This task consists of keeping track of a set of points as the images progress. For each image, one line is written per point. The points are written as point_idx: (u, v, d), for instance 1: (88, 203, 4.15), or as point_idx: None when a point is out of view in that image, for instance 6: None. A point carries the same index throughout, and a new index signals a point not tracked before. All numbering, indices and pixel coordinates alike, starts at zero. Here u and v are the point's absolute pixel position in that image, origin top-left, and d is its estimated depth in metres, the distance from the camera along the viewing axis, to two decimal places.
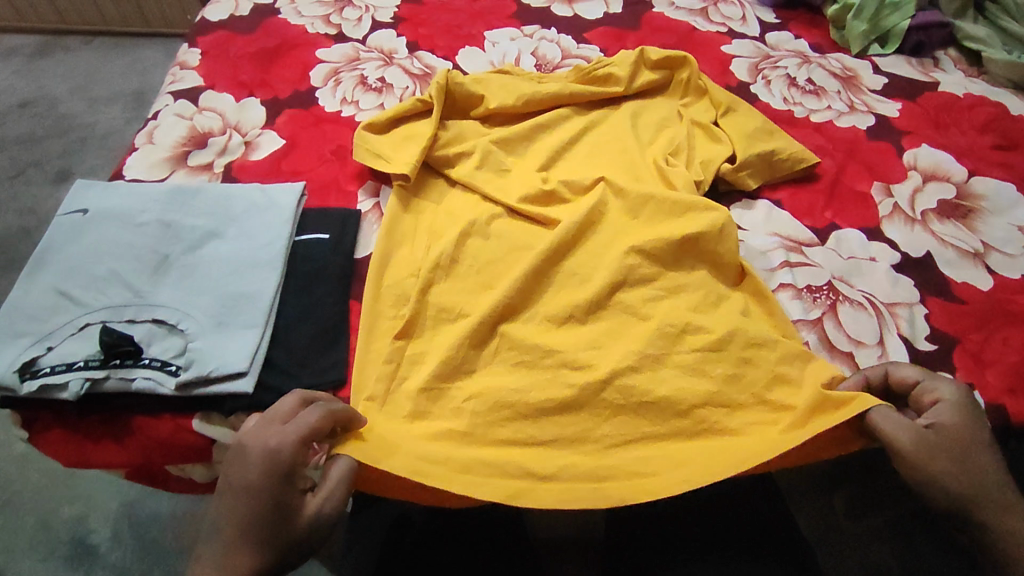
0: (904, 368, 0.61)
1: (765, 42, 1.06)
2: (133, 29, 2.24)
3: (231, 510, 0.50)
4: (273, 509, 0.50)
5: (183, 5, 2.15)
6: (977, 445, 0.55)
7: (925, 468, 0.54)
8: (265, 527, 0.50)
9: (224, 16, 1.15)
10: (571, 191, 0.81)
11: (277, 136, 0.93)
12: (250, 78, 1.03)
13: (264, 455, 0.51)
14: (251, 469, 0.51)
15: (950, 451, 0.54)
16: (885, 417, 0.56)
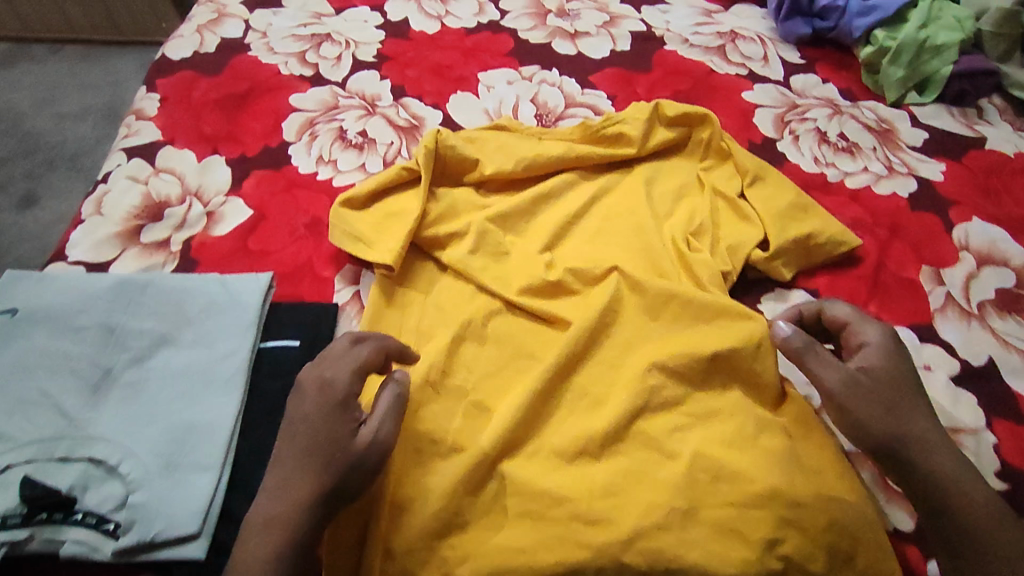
0: (839, 306, 0.62)
1: (790, 88, 0.96)
2: (104, 37, 2.10)
3: (292, 438, 0.52)
4: (329, 436, 0.52)
5: (157, 12, 2.00)
6: (906, 387, 0.56)
7: (857, 414, 0.56)
8: (327, 447, 0.52)
9: (188, 53, 1.03)
10: (580, 281, 0.70)
11: (245, 205, 0.82)
12: (215, 131, 0.92)
13: (321, 386, 0.54)
14: (309, 402, 0.54)
15: (882, 394, 0.56)
16: (813, 352, 0.58)
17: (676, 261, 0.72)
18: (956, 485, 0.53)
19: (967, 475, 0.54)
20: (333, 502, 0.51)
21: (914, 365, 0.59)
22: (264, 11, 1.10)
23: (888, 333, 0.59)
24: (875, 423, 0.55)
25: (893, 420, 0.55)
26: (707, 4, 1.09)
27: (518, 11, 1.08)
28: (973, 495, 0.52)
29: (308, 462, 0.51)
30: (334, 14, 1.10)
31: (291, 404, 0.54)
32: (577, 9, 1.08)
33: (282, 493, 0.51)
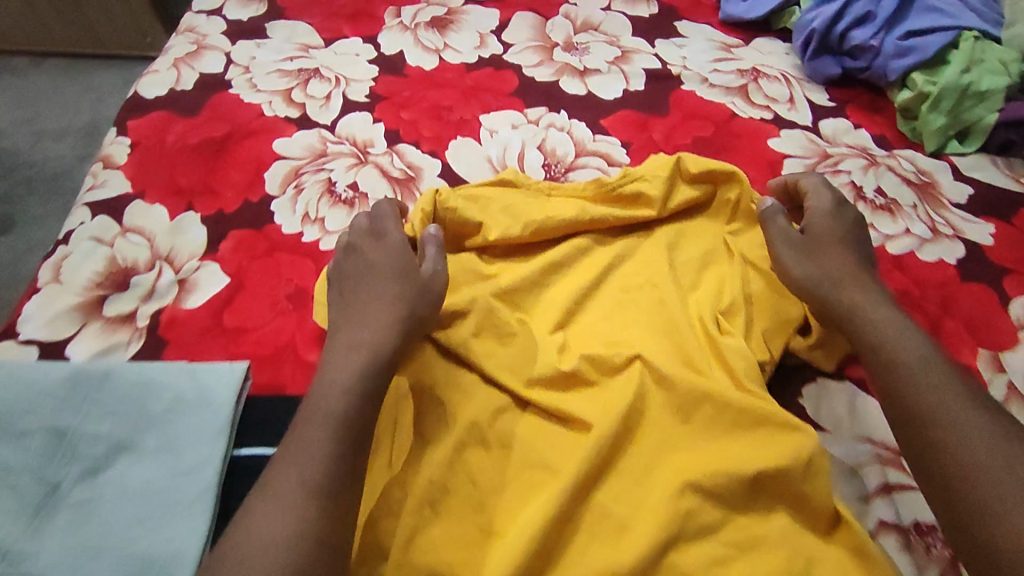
0: (809, 179, 0.73)
1: (820, 135, 0.88)
2: (85, 51, 1.96)
3: (366, 278, 0.65)
4: (402, 268, 0.65)
5: (141, 26, 1.87)
6: (839, 239, 0.67)
7: (802, 257, 0.66)
8: (399, 279, 0.64)
9: (162, 91, 0.94)
10: (597, 370, 0.63)
11: (222, 271, 0.74)
12: (191, 182, 0.83)
13: (378, 256, 0.67)
14: (372, 254, 0.67)
15: (819, 243, 0.67)
16: (775, 218, 0.68)
17: (706, 345, 0.63)
18: (882, 327, 0.59)
19: (896, 320, 0.60)
20: (408, 330, 0.61)
21: (856, 216, 0.70)
22: (248, 43, 1.01)
23: (836, 195, 0.71)
24: (798, 267, 0.65)
25: (819, 261, 0.65)
26: (725, 38, 1.01)
27: (522, 45, 1.00)
28: (900, 332, 0.58)
29: (386, 296, 0.63)
30: (323, 45, 1.01)
31: (358, 255, 0.67)
32: (586, 43, 1.01)
33: (372, 328, 0.60)
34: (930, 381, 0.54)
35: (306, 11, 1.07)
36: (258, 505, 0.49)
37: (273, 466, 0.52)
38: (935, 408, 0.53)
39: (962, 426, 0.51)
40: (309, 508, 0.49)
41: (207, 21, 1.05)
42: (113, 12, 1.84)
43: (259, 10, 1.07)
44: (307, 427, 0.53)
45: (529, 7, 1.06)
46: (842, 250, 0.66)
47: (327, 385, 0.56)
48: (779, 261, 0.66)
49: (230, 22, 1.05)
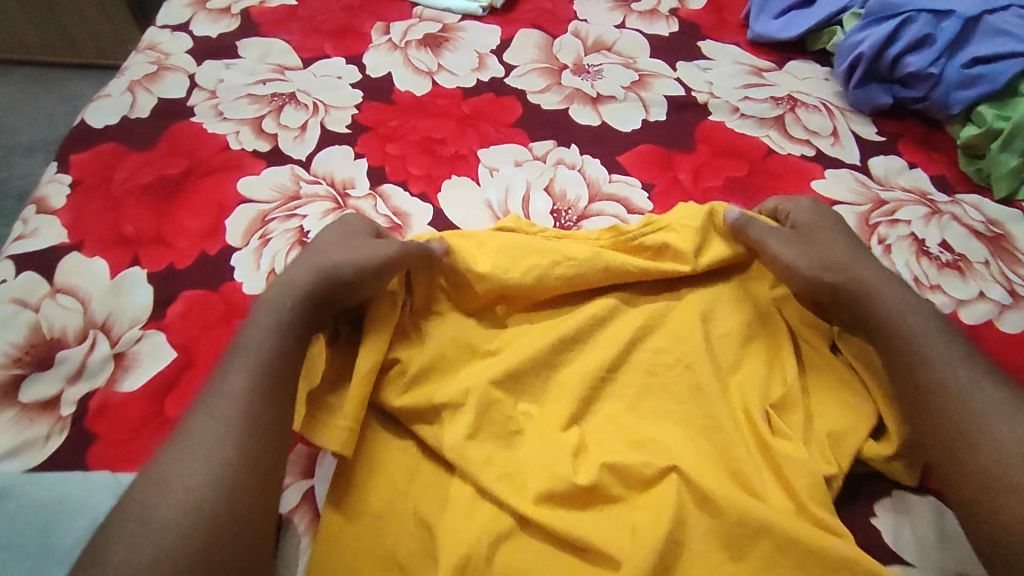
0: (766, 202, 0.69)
1: (872, 176, 0.76)
2: (61, 60, 1.63)
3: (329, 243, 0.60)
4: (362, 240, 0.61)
5: (116, 29, 1.57)
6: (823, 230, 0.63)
7: (800, 262, 0.60)
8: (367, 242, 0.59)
9: (114, 119, 0.82)
10: (621, 484, 0.52)
11: (169, 343, 0.63)
12: (139, 230, 0.71)
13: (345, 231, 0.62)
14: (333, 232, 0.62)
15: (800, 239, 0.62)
16: (753, 223, 0.62)
17: (759, 457, 0.53)
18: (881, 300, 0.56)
19: (892, 293, 0.57)
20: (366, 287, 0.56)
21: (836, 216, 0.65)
22: (215, 63, 0.89)
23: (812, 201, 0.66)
24: (799, 260, 0.60)
25: (810, 252, 0.61)
26: (756, 60, 0.89)
27: (526, 66, 0.89)
28: (900, 307, 0.55)
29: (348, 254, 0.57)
30: (301, 66, 0.89)
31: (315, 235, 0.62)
32: (598, 65, 0.89)
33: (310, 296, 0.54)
34: (932, 351, 0.52)
35: (283, 26, 0.94)
36: (175, 457, 0.44)
37: (193, 420, 0.47)
38: (936, 377, 0.51)
39: (964, 398, 0.49)
40: (230, 464, 0.45)
41: (171, 36, 0.93)
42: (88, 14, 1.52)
43: (230, 24, 0.95)
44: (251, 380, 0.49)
45: (534, 24, 0.94)
46: (835, 229, 0.63)
47: (253, 340, 0.51)
48: (779, 259, 0.60)
49: (197, 37, 0.93)
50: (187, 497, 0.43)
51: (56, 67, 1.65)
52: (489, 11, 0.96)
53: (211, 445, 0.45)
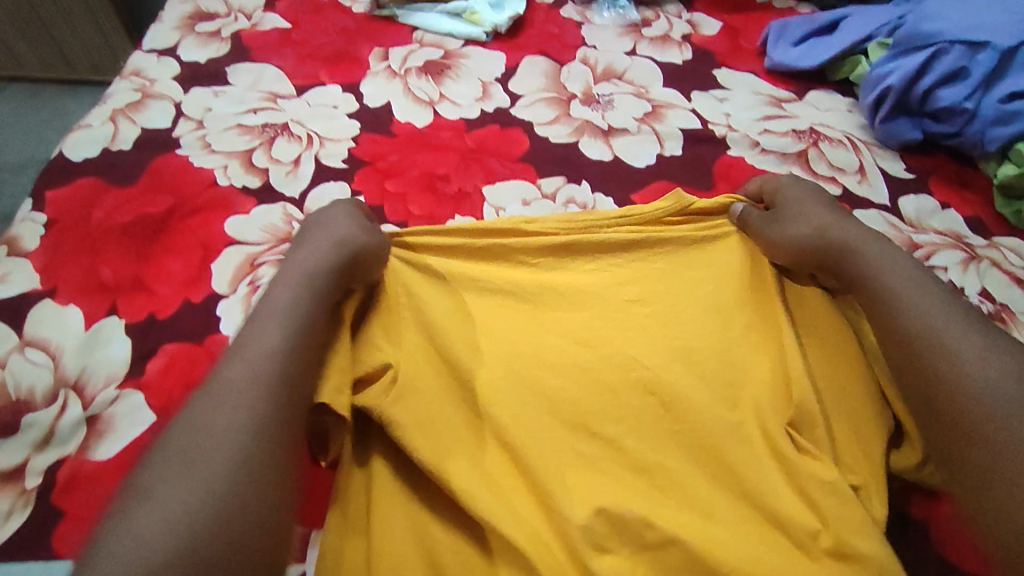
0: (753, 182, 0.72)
1: (903, 217, 0.72)
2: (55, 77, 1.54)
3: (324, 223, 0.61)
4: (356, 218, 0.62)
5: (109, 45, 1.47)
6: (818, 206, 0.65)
7: (802, 236, 0.62)
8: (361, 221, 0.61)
9: (94, 151, 0.76)
10: (643, 562, 0.49)
11: (149, 404, 0.57)
12: (117, 274, 0.65)
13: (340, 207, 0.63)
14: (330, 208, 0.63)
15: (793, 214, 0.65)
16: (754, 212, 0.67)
17: (791, 495, 0.52)
18: (872, 273, 0.58)
19: (881, 267, 0.58)
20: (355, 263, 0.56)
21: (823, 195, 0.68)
22: (203, 91, 0.84)
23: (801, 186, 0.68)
24: (795, 233, 0.63)
25: (809, 224, 0.63)
26: (774, 90, 0.85)
27: (533, 96, 0.84)
28: (886, 277, 0.57)
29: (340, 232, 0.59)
30: (295, 94, 0.84)
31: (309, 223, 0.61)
32: (609, 95, 0.84)
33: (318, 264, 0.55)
34: (922, 313, 0.53)
35: (276, 51, 0.89)
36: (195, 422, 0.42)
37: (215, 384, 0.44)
38: (927, 342, 0.51)
39: (949, 359, 0.50)
40: (260, 433, 0.43)
41: (157, 62, 0.88)
42: (77, 23, 1.42)
43: (220, 48, 0.90)
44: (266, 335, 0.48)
45: (541, 50, 0.90)
46: (826, 209, 0.65)
47: (273, 315, 0.49)
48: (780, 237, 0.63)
49: (184, 63, 0.88)
50: (213, 467, 0.40)
51: (51, 84, 1.56)
52: (493, 36, 0.92)
53: (237, 413, 0.43)
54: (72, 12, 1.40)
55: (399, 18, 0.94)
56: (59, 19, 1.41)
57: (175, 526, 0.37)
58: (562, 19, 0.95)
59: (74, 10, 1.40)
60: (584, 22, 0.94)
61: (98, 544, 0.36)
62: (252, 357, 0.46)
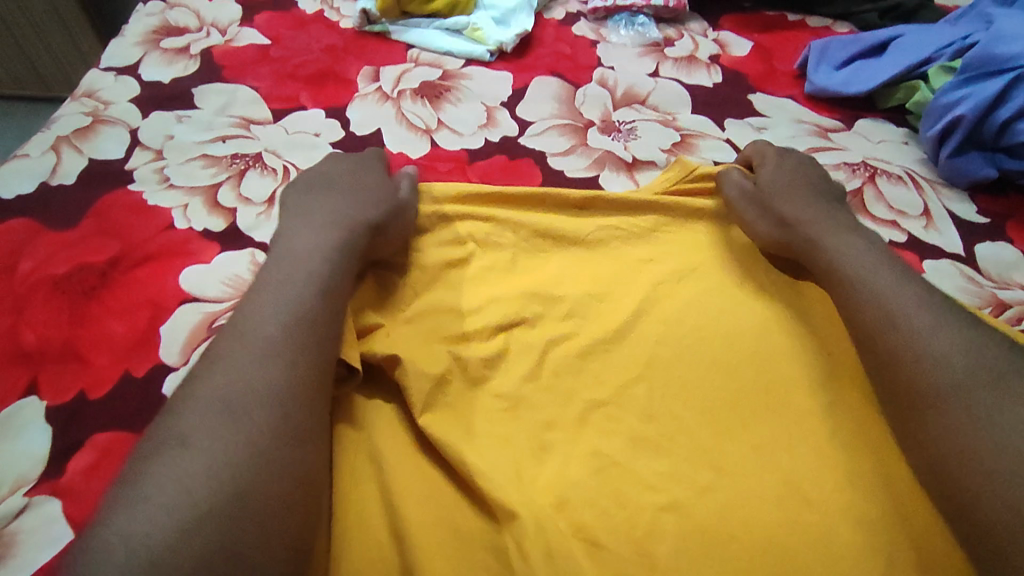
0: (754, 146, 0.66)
1: (982, 271, 0.61)
2: (29, 93, 1.33)
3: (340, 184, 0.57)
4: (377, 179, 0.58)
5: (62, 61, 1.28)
6: (801, 183, 0.60)
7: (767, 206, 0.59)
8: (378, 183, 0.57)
9: (29, 185, 0.64)
10: None
11: (66, 517, 0.45)
12: (42, 340, 0.53)
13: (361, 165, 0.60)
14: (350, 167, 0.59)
15: (776, 184, 0.60)
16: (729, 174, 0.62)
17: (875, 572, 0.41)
18: (828, 240, 0.55)
19: (837, 235, 0.55)
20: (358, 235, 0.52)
21: (817, 171, 0.63)
22: (165, 115, 0.73)
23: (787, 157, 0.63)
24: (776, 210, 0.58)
25: (788, 198, 0.59)
26: (819, 118, 0.75)
27: (545, 123, 0.73)
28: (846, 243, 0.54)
29: (359, 199, 0.55)
30: (271, 119, 0.73)
31: (307, 176, 0.58)
32: (631, 122, 0.74)
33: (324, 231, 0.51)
34: (881, 278, 0.50)
35: (251, 70, 0.79)
36: (212, 386, 0.40)
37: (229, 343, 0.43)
38: (886, 295, 0.49)
39: (909, 310, 0.47)
40: (281, 400, 0.40)
41: (114, 81, 0.76)
42: (51, 38, 1.23)
43: (187, 67, 0.79)
44: (267, 306, 0.44)
45: (552, 71, 0.80)
46: (802, 177, 0.61)
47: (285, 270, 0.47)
48: (762, 208, 0.59)
49: (146, 84, 0.76)
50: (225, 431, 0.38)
51: (22, 101, 1.34)
52: (497, 56, 0.82)
53: (253, 377, 0.41)
54: (42, 24, 1.20)
55: (391, 35, 0.84)
56: (29, 34, 1.21)
57: (193, 485, 0.36)
58: (575, 37, 0.85)
59: (45, 22, 1.20)
60: (600, 41, 0.84)
61: (86, 547, 0.34)
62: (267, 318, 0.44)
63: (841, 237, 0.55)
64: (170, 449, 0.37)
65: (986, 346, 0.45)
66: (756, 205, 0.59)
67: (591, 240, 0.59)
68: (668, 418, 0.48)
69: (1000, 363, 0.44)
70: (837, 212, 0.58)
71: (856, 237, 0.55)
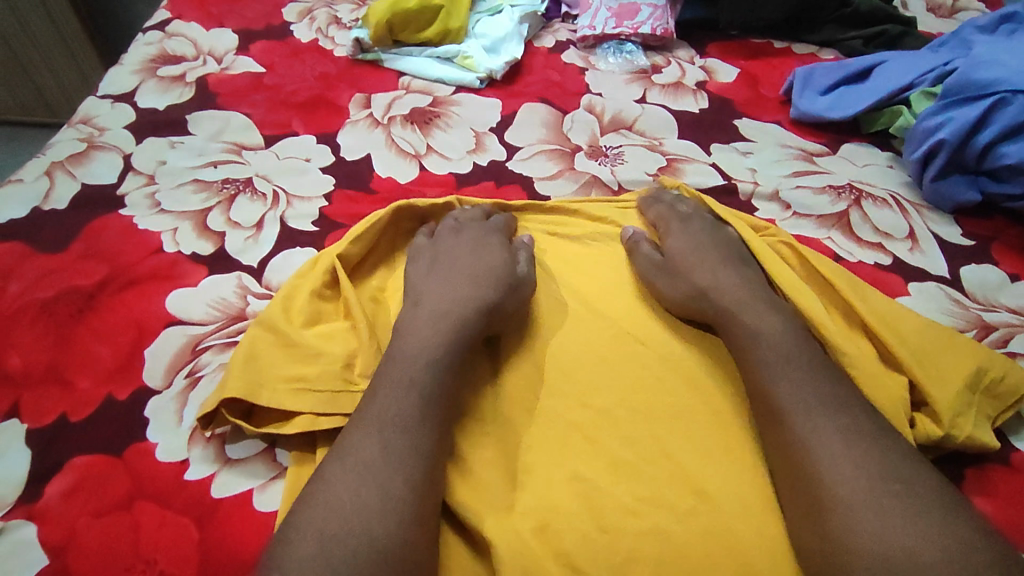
0: (654, 209, 0.64)
1: (967, 293, 0.61)
2: (33, 120, 1.34)
3: (456, 264, 0.55)
4: (492, 256, 0.55)
5: (64, 89, 1.29)
6: (707, 254, 0.56)
7: (677, 280, 0.55)
8: (492, 265, 0.54)
9: (22, 209, 0.65)
10: None
11: (40, 541, 0.44)
12: (27, 363, 0.53)
13: (479, 243, 0.57)
14: (462, 243, 0.57)
15: (682, 258, 0.56)
16: (638, 243, 0.60)
17: None
18: (720, 297, 0.53)
19: (741, 276, 0.53)
20: (444, 321, 0.49)
21: (728, 236, 0.59)
22: (159, 141, 0.74)
23: (679, 211, 0.62)
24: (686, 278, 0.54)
25: (697, 274, 0.54)
26: (804, 143, 0.76)
27: (533, 147, 0.74)
28: (761, 293, 0.52)
29: (469, 281, 0.53)
30: (263, 145, 0.74)
31: (438, 245, 0.58)
32: (618, 147, 0.75)
33: (432, 324, 0.49)
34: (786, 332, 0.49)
35: (245, 97, 0.80)
36: (362, 431, 0.43)
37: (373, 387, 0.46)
38: (797, 357, 0.47)
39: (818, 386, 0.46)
40: (383, 497, 0.40)
41: (111, 108, 0.78)
42: (57, 67, 1.25)
43: (183, 94, 0.80)
44: (363, 418, 0.44)
45: (541, 97, 0.81)
46: (686, 233, 0.59)
47: (436, 318, 0.49)
48: (669, 286, 0.55)
49: (141, 110, 0.78)
50: (390, 464, 0.41)
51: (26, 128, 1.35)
52: (487, 82, 0.83)
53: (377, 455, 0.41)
54: (49, 52, 1.23)
55: (384, 62, 0.85)
56: (36, 62, 1.24)
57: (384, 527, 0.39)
58: (564, 64, 0.86)
59: (54, 52, 1.23)
60: (588, 68, 0.86)
61: None
62: (403, 349, 0.47)
63: (737, 287, 0.52)
64: (310, 540, 0.38)
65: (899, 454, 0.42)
66: (672, 280, 0.55)
67: (573, 264, 0.60)
68: (650, 442, 0.47)
69: (906, 477, 0.41)
70: (728, 257, 0.56)
71: (751, 283, 0.53)
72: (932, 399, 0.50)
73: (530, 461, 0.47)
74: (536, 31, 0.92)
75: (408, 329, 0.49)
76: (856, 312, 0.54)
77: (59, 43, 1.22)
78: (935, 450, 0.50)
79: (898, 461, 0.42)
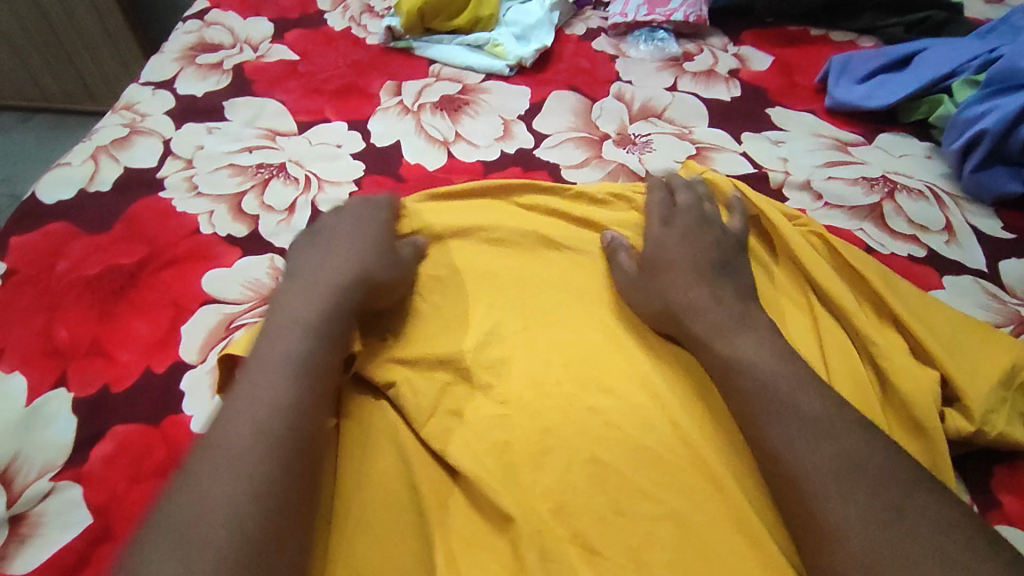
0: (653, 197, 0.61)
1: (1006, 288, 0.59)
2: (78, 107, 1.39)
3: (333, 247, 0.54)
4: (371, 241, 0.55)
5: (105, 74, 1.33)
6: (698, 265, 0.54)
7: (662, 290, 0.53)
8: (371, 247, 0.55)
9: (69, 190, 0.68)
10: None
11: (86, 503, 0.47)
12: (74, 336, 0.56)
13: (358, 227, 0.57)
14: (342, 227, 0.56)
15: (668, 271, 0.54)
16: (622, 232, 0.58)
17: None
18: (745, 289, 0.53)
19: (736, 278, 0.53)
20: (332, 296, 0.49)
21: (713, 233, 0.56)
22: (197, 126, 0.76)
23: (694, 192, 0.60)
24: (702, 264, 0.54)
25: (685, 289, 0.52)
26: (839, 132, 0.74)
27: (560, 135, 0.74)
28: None
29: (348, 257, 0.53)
30: (296, 131, 0.76)
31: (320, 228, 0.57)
32: (647, 135, 0.74)
33: (306, 297, 0.49)
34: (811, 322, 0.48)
35: (279, 84, 0.82)
36: (254, 382, 0.43)
37: (239, 378, 0.44)
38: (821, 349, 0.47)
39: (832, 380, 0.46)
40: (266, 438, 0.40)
41: (152, 95, 0.80)
42: (101, 56, 1.29)
43: (220, 81, 0.82)
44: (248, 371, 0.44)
45: (570, 85, 0.81)
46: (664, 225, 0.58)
47: (310, 291, 0.49)
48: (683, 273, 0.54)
49: (180, 97, 0.80)
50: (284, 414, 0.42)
51: (73, 115, 1.40)
52: (517, 70, 0.83)
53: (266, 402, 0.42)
54: (93, 42, 1.27)
55: (415, 50, 0.86)
56: (81, 52, 1.28)
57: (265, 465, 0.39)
58: (594, 52, 0.86)
59: (97, 42, 1.27)
60: (619, 56, 0.85)
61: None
62: (283, 313, 0.47)
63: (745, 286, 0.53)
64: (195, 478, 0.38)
65: (883, 468, 0.41)
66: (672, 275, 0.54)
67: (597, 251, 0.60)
68: (670, 429, 0.47)
69: (909, 488, 0.40)
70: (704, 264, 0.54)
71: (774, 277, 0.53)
72: (962, 395, 0.49)
73: (550, 444, 0.47)
74: (567, 18, 0.91)
75: (284, 303, 0.48)
76: (888, 305, 0.53)
77: (102, 33, 1.25)
78: (967, 445, 0.49)
79: (878, 476, 0.40)
